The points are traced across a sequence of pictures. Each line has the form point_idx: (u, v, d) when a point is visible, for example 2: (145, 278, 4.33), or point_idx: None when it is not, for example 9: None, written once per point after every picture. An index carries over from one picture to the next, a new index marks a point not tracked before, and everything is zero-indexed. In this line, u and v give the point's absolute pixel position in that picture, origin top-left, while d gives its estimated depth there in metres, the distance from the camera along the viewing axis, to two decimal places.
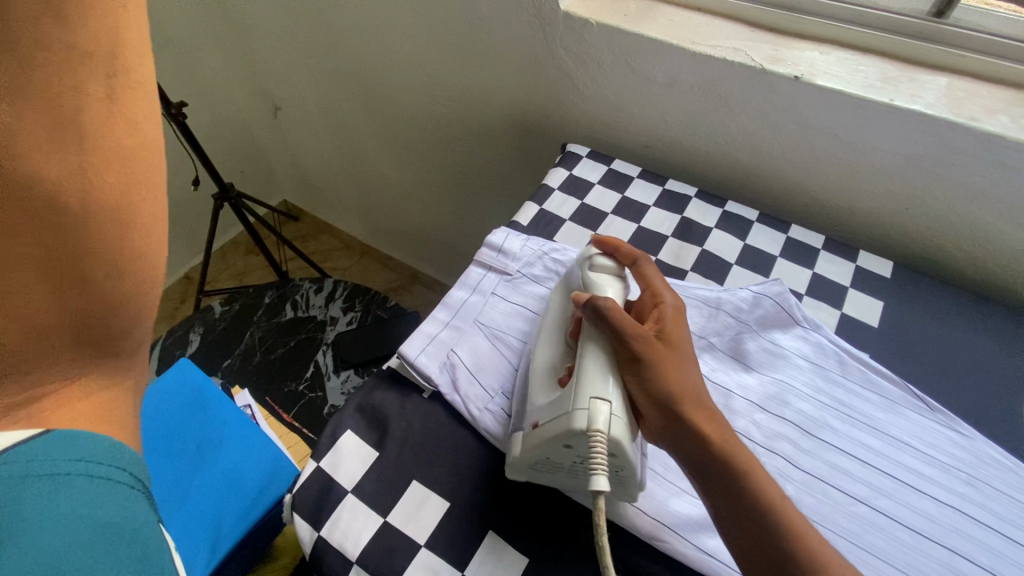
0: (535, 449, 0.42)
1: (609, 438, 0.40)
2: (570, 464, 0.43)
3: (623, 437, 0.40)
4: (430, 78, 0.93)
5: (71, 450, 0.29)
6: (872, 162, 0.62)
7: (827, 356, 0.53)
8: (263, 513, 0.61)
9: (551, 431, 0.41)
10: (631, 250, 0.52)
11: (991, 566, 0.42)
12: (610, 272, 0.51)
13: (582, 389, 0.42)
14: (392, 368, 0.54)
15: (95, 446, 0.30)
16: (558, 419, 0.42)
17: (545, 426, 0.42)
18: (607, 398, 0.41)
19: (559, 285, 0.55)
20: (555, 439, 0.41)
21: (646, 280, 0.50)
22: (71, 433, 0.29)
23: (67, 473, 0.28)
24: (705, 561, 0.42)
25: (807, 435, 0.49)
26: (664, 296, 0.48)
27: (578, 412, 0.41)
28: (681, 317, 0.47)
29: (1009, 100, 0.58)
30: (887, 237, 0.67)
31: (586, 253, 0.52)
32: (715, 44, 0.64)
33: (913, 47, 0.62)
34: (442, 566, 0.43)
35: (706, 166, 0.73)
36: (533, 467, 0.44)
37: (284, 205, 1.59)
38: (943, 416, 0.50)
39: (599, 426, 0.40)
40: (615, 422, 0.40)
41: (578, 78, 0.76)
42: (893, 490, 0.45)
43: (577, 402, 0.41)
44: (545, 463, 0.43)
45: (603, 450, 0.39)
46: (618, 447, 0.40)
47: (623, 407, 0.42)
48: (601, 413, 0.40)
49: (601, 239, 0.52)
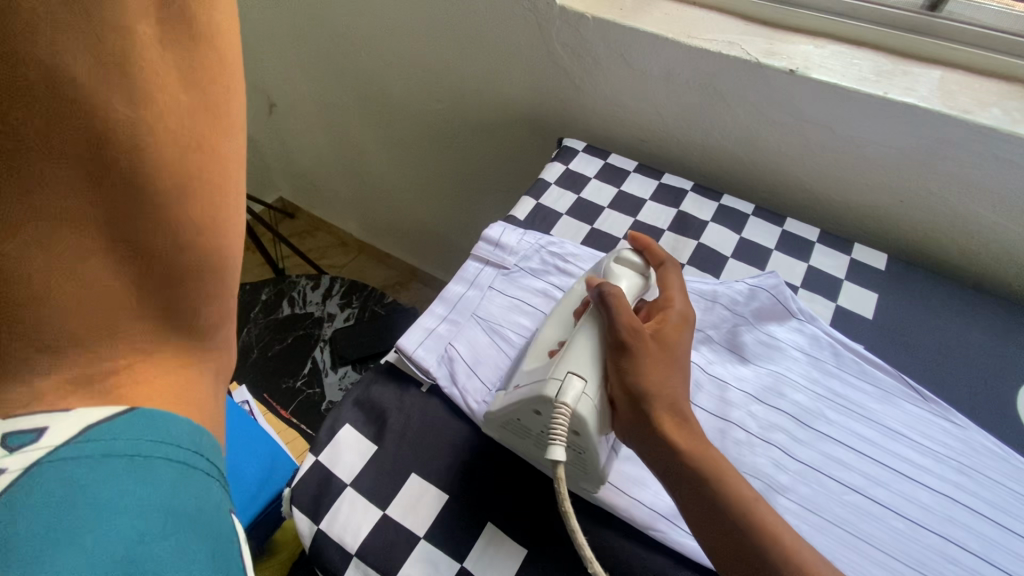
0: (507, 408, 0.45)
1: (573, 413, 0.40)
2: (539, 432, 0.44)
3: (586, 416, 0.41)
4: (426, 73, 0.93)
5: (150, 432, 0.28)
6: (867, 155, 0.63)
7: (822, 348, 0.54)
8: (260, 509, 0.61)
9: (525, 395, 0.43)
10: (660, 252, 0.52)
11: (984, 553, 0.42)
12: (634, 268, 0.51)
13: (563, 362, 0.43)
14: (391, 362, 0.54)
15: (180, 431, 0.29)
16: (534, 385, 0.43)
17: (524, 388, 0.44)
18: (583, 376, 0.42)
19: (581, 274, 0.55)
20: (526, 401, 0.43)
21: (665, 282, 0.50)
22: (155, 412, 0.29)
23: (148, 455, 0.27)
24: (699, 552, 0.43)
25: (802, 426, 0.49)
26: (674, 300, 0.48)
27: (551, 381, 0.42)
28: (686, 325, 0.47)
29: (1001, 93, 0.58)
30: (881, 229, 0.68)
31: (618, 248, 0.53)
32: (710, 39, 0.65)
33: (907, 40, 0.62)
34: (441, 558, 0.44)
35: (703, 160, 0.74)
36: (506, 425, 0.46)
37: (280, 201, 1.58)
38: (937, 407, 0.50)
39: (567, 399, 0.40)
40: (585, 400, 0.41)
41: (574, 73, 0.76)
42: (886, 480, 0.46)
43: (555, 371, 0.42)
44: (517, 424, 0.45)
45: (564, 421, 0.40)
46: (581, 424, 0.41)
47: (596, 388, 0.42)
48: (573, 388, 0.41)
49: (638, 238, 0.53)
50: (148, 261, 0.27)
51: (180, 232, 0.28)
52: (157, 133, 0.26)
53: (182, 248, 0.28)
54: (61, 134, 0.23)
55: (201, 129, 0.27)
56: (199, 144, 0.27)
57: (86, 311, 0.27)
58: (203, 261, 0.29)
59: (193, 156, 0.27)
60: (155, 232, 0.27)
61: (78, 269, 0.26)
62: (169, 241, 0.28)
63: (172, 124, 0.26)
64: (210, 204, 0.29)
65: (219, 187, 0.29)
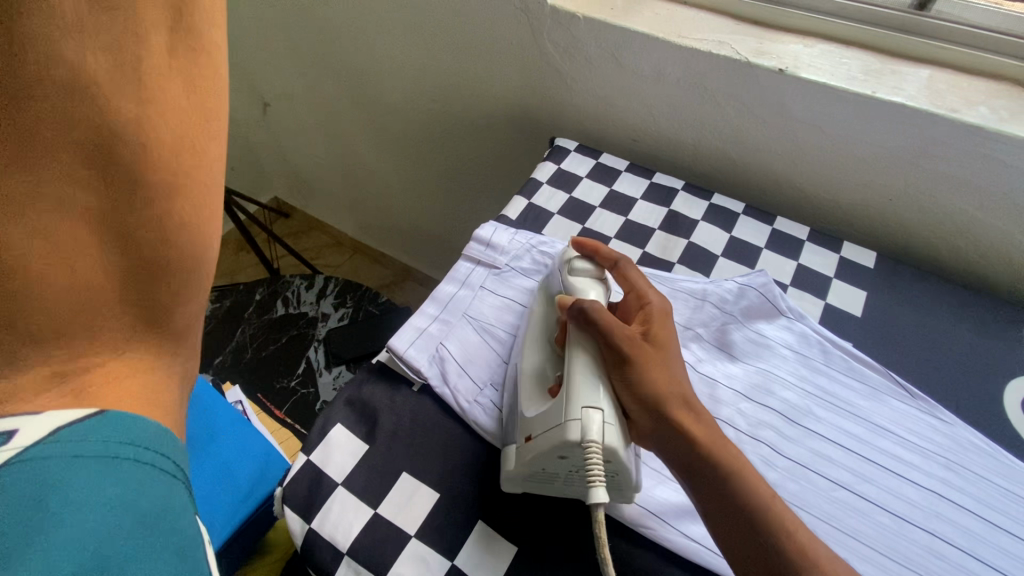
0: (528, 463, 0.43)
1: (604, 447, 0.40)
2: (566, 473, 0.43)
3: (618, 445, 0.41)
4: (418, 73, 0.93)
5: (116, 433, 0.29)
6: (855, 154, 0.63)
7: (810, 346, 0.54)
8: (254, 509, 0.61)
9: (546, 445, 0.41)
10: (611, 252, 0.52)
11: (970, 548, 0.43)
12: (590, 275, 0.51)
13: (574, 399, 0.42)
14: (382, 362, 0.54)
15: (145, 430, 0.31)
16: (551, 430, 0.41)
17: (539, 439, 0.42)
18: (599, 406, 0.41)
19: (540, 290, 0.55)
20: (549, 451, 0.41)
21: (629, 282, 0.50)
22: (123, 416, 0.30)
23: (114, 455, 0.29)
24: (689, 548, 0.43)
25: (791, 423, 0.49)
26: (648, 296, 0.49)
27: (571, 424, 0.41)
28: (667, 319, 0.48)
29: (989, 92, 0.59)
30: (870, 228, 0.68)
31: (565, 257, 0.52)
32: (700, 38, 0.65)
33: (896, 39, 0.63)
34: (432, 556, 0.44)
35: (694, 159, 0.74)
36: (531, 479, 0.44)
37: (275, 201, 1.58)
38: (924, 403, 0.51)
39: (594, 436, 0.40)
40: (609, 431, 0.41)
41: (565, 73, 0.76)
42: (874, 476, 0.46)
43: (570, 413, 0.41)
44: (541, 473, 0.44)
45: (598, 458, 0.39)
46: (613, 454, 0.41)
47: (614, 412, 0.42)
48: (594, 422, 0.40)
49: (582, 243, 0.53)
50: (130, 245, 0.28)
51: (164, 218, 0.29)
52: (148, 120, 0.27)
53: (164, 236, 0.29)
54: (55, 116, 0.25)
55: (191, 119, 0.29)
56: (188, 134, 0.29)
57: (67, 289, 0.28)
58: (180, 250, 0.30)
59: (178, 143, 0.28)
60: (138, 216, 0.28)
61: (68, 262, 0.27)
62: (151, 226, 0.29)
63: (164, 113, 0.27)
64: (191, 196, 0.30)
65: (204, 177, 0.30)
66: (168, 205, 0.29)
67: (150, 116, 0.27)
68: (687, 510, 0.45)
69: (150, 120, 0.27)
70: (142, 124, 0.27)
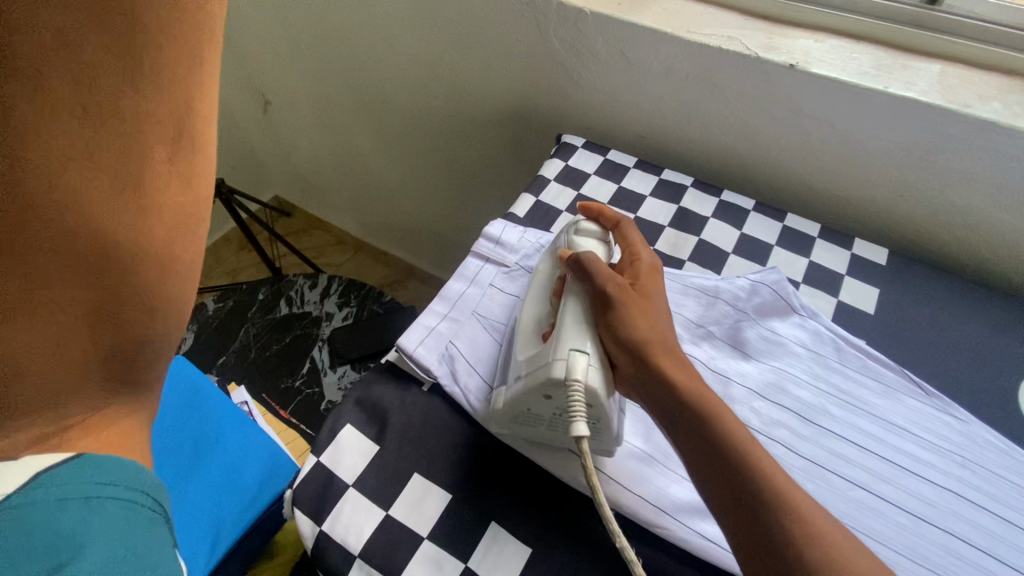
0: (516, 401, 0.44)
1: (586, 388, 0.41)
2: (551, 415, 0.44)
3: (599, 388, 0.41)
4: (422, 70, 0.92)
5: (97, 475, 0.35)
6: (866, 150, 0.63)
7: (824, 343, 0.54)
8: (262, 511, 0.61)
9: (533, 382, 0.43)
10: (615, 214, 0.53)
11: (989, 548, 0.42)
12: (596, 237, 0.51)
13: (561, 340, 0.43)
14: (391, 361, 0.54)
15: (129, 470, 0.37)
16: (539, 369, 0.43)
17: (528, 378, 0.44)
18: (585, 349, 0.42)
19: (546, 252, 0.55)
20: (535, 388, 0.43)
21: (627, 240, 0.50)
22: (93, 458, 0.35)
23: (98, 497, 0.35)
24: (705, 548, 0.43)
25: (806, 422, 0.49)
26: (641, 254, 0.49)
27: (556, 363, 0.42)
28: (657, 273, 0.48)
29: (1002, 87, 0.58)
30: (881, 224, 0.68)
31: (573, 219, 0.53)
32: (709, 33, 0.64)
33: (908, 34, 0.62)
34: (445, 558, 0.43)
35: (703, 156, 0.73)
36: (517, 420, 0.46)
37: (276, 200, 1.57)
38: (940, 401, 0.50)
39: (577, 375, 0.41)
40: (593, 373, 0.41)
41: (573, 70, 0.75)
42: (891, 476, 0.46)
43: (556, 353, 0.42)
44: (528, 415, 0.45)
45: (580, 398, 0.40)
46: (594, 397, 0.41)
47: (599, 357, 0.42)
48: (579, 364, 0.41)
49: (588, 206, 0.54)
50: (120, 327, 0.32)
51: (150, 301, 0.32)
52: (140, 226, 0.30)
53: (151, 316, 0.33)
54: (57, 226, 0.28)
55: (181, 216, 0.32)
56: (178, 227, 0.32)
57: (53, 359, 0.31)
58: (162, 320, 0.34)
59: (168, 239, 0.31)
60: (126, 301, 0.31)
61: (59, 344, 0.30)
62: (138, 306, 0.32)
63: (157, 215, 0.30)
64: (175, 276, 0.33)
65: (187, 259, 0.34)
66: (152, 289, 0.32)
67: (143, 223, 0.30)
68: (703, 510, 0.45)
69: (147, 225, 0.30)
70: (135, 229, 0.30)
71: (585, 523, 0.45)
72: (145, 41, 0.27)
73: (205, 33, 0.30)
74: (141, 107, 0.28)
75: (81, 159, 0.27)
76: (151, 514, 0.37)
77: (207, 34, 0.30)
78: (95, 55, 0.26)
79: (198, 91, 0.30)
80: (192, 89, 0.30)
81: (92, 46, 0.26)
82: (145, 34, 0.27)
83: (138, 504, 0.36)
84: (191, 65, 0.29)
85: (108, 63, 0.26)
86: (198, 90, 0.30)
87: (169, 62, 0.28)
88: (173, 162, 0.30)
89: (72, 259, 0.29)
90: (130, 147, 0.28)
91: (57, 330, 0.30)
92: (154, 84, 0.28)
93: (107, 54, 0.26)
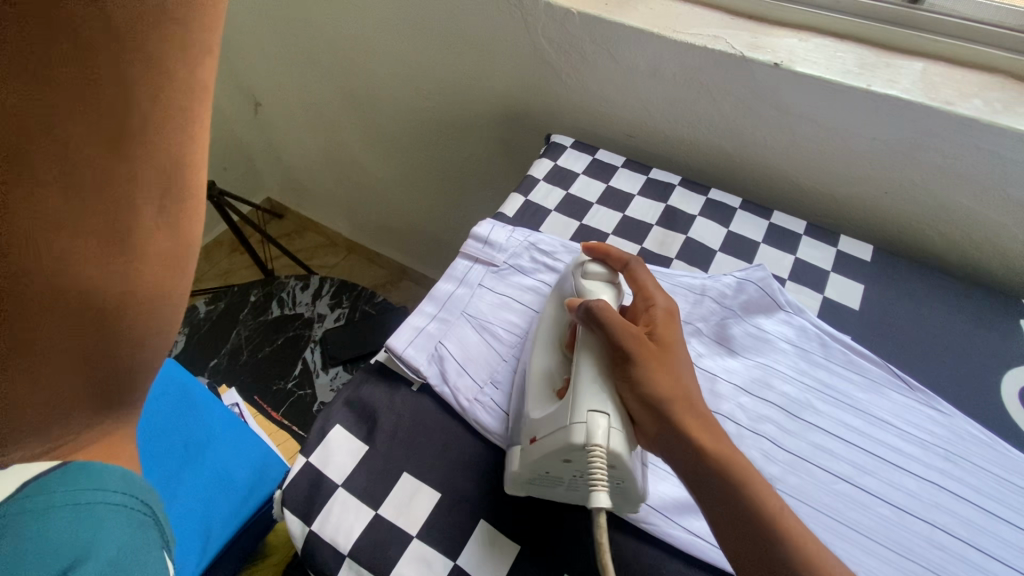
0: (532, 464, 0.42)
1: (608, 452, 0.39)
2: (570, 478, 0.42)
3: (622, 451, 0.40)
4: (412, 71, 0.92)
5: (87, 482, 0.28)
6: (852, 148, 0.63)
7: (810, 339, 0.54)
8: (253, 511, 0.61)
9: (550, 447, 0.41)
10: (620, 253, 0.52)
11: (970, 538, 0.43)
12: (603, 279, 0.50)
13: (579, 402, 0.41)
14: (381, 362, 0.54)
15: (115, 477, 0.29)
16: (555, 432, 0.41)
17: (544, 440, 0.42)
18: (604, 410, 0.41)
19: (552, 294, 0.54)
20: (554, 454, 0.40)
21: (638, 283, 0.50)
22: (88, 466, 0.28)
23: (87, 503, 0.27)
24: (690, 543, 0.43)
25: (791, 417, 0.49)
26: (655, 297, 0.48)
27: (575, 427, 0.40)
28: (673, 321, 0.47)
29: (983, 84, 0.59)
30: (867, 221, 0.69)
31: (578, 261, 0.52)
32: (695, 33, 0.65)
33: (890, 33, 0.63)
34: (436, 557, 0.43)
35: (690, 155, 0.74)
36: (533, 481, 0.44)
37: (269, 202, 1.57)
38: (922, 395, 0.51)
39: (598, 440, 0.39)
40: (614, 435, 0.40)
41: (561, 70, 0.75)
42: (875, 468, 0.46)
43: (575, 415, 0.41)
44: (544, 477, 0.43)
45: (602, 463, 0.39)
46: (617, 460, 0.40)
47: (620, 418, 0.41)
48: (600, 427, 0.40)
49: (593, 247, 0.53)
50: (118, 365, 0.27)
51: (140, 350, 0.27)
52: (134, 275, 0.24)
53: (137, 357, 0.27)
54: (44, 299, 0.22)
55: (172, 260, 0.26)
56: (171, 269, 0.26)
57: (55, 421, 0.26)
58: (156, 358, 0.29)
59: (155, 283, 0.25)
60: (124, 357, 0.27)
61: (51, 392, 0.24)
62: (131, 347, 0.26)
63: (150, 261, 0.25)
64: (172, 316, 0.28)
65: (175, 295, 0.27)
66: (141, 337, 0.27)
67: (132, 271, 0.24)
68: (690, 506, 0.45)
69: (134, 274, 0.24)
70: (127, 280, 0.24)
71: (572, 522, 0.45)
72: (129, 69, 0.21)
73: (190, 58, 0.23)
74: (135, 157, 0.22)
75: (69, 225, 0.21)
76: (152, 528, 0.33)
77: (200, 60, 0.23)
78: (69, 101, 0.20)
79: (184, 122, 0.24)
80: (195, 126, 0.25)
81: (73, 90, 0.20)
82: (129, 68, 0.21)
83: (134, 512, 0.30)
84: (191, 96, 0.24)
85: (75, 103, 0.20)
86: (203, 120, 0.25)
87: (155, 95, 0.22)
88: (165, 212, 0.24)
89: (53, 322, 0.23)
90: (119, 199, 0.22)
91: (49, 407, 0.25)
92: (131, 133, 0.22)
93: (75, 96, 0.20)
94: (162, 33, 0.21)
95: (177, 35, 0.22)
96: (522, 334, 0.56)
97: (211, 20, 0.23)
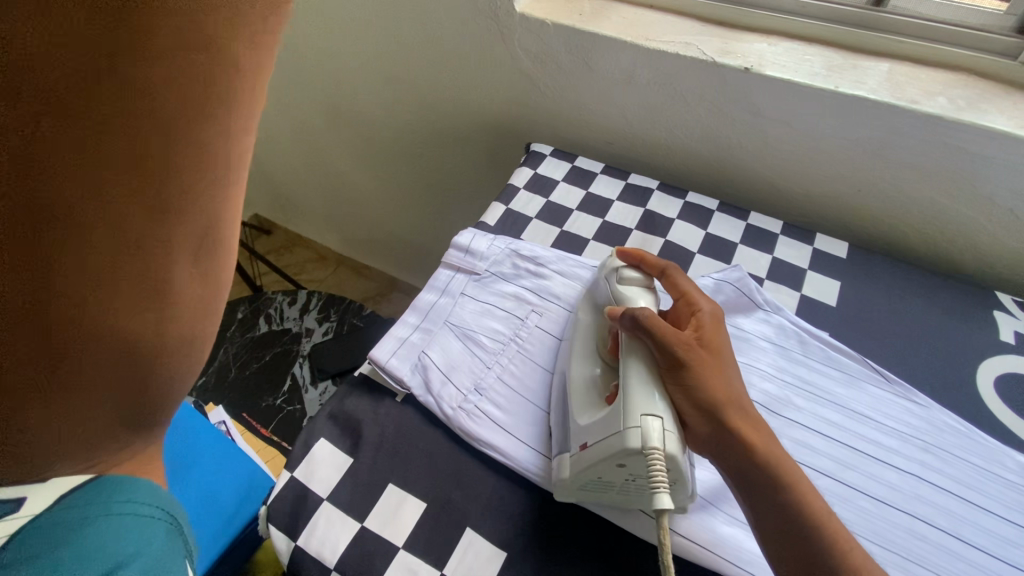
0: (586, 470, 0.42)
1: (666, 454, 0.39)
2: (623, 483, 0.42)
3: (677, 452, 0.40)
4: (392, 83, 0.93)
5: (117, 493, 0.33)
6: (823, 148, 0.65)
7: (788, 337, 0.55)
8: (238, 532, 0.60)
9: (605, 452, 0.41)
10: (657, 261, 0.52)
11: (953, 529, 0.43)
12: (639, 284, 0.51)
13: (632, 407, 0.41)
14: (364, 374, 0.54)
15: (137, 488, 0.34)
16: (608, 438, 0.41)
17: (597, 446, 0.42)
18: (657, 413, 0.41)
19: (584, 300, 0.55)
20: (608, 459, 0.40)
21: (679, 288, 0.50)
22: (118, 479, 0.33)
23: (118, 512, 0.32)
24: (675, 542, 0.43)
25: (772, 414, 0.50)
26: (699, 304, 0.49)
27: (630, 432, 0.40)
28: (720, 325, 0.47)
29: (946, 82, 0.60)
30: (842, 219, 0.70)
31: (614, 266, 0.53)
32: (667, 41, 0.66)
33: (857, 35, 0.64)
34: (422, 566, 0.43)
35: (668, 159, 0.75)
36: (585, 487, 0.43)
37: (255, 218, 1.59)
38: (900, 388, 0.52)
39: (655, 443, 0.39)
40: (670, 438, 0.40)
41: (539, 80, 0.77)
42: (855, 462, 0.47)
43: (628, 420, 0.41)
44: (597, 483, 0.43)
45: (662, 465, 0.39)
46: (673, 461, 0.40)
47: (672, 419, 0.41)
48: (655, 430, 0.40)
49: (628, 253, 0.53)
50: (145, 395, 0.30)
51: (168, 379, 0.31)
52: (166, 321, 0.28)
53: (167, 389, 0.31)
54: (80, 337, 0.25)
55: (202, 303, 0.29)
56: (198, 312, 0.29)
57: (93, 438, 0.30)
58: (181, 383, 0.32)
59: (186, 326, 0.29)
60: (154, 386, 0.30)
61: (82, 414, 0.28)
62: (160, 381, 0.30)
63: (181, 308, 0.28)
64: (200, 351, 0.32)
65: (204, 334, 0.31)
66: (172, 372, 0.30)
67: (164, 315, 0.27)
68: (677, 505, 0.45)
69: (166, 320, 0.28)
70: (158, 324, 0.27)
71: (563, 534, 0.45)
72: (171, 147, 0.23)
73: (227, 134, 0.25)
74: (170, 230, 0.25)
75: (107, 278, 0.25)
76: (163, 524, 0.35)
77: (239, 136, 0.26)
78: (114, 179, 0.23)
79: (220, 189, 0.27)
80: (230, 190, 0.28)
81: (121, 174, 0.23)
82: (170, 147, 0.23)
83: (156, 518, 0.35)
84: (226, 165, 0.26)
85: (117, 182, 0.23)
86: (239, 180, 0.28)
87: (196, 170, 0.25)
88: (196, 265, 0.28)
89: (91, 359, 0.26)
90: (157, 261, 0.25)
91: (81, 420, 0.28)
92: (169, 200, 0.24)
93: (123, 177, 0.23)
94: (200, 116, 0.24)
95: (219, 110, 0.24)
96: (507, 341, 0.56)
97: (251, 107, 0.26)
